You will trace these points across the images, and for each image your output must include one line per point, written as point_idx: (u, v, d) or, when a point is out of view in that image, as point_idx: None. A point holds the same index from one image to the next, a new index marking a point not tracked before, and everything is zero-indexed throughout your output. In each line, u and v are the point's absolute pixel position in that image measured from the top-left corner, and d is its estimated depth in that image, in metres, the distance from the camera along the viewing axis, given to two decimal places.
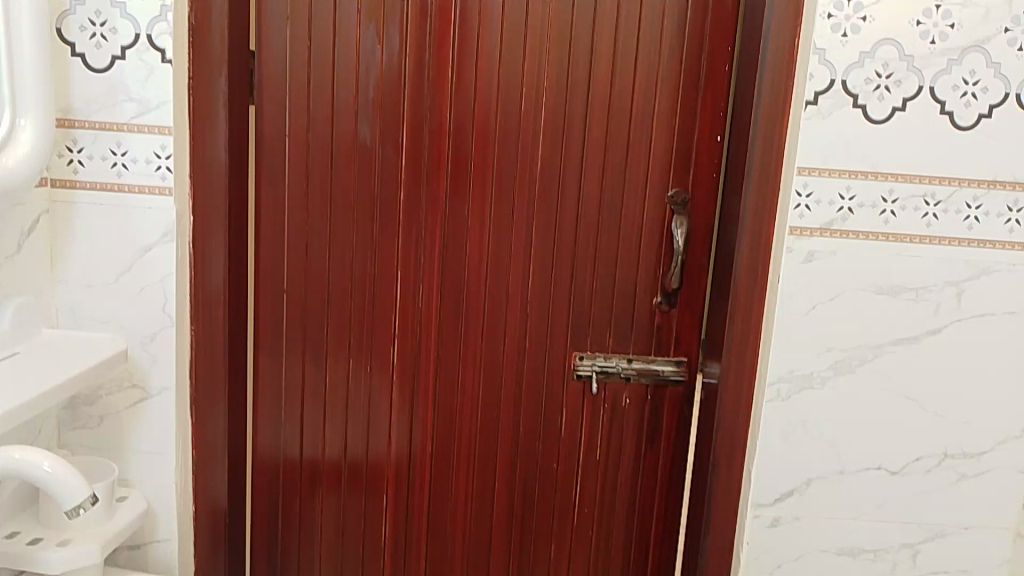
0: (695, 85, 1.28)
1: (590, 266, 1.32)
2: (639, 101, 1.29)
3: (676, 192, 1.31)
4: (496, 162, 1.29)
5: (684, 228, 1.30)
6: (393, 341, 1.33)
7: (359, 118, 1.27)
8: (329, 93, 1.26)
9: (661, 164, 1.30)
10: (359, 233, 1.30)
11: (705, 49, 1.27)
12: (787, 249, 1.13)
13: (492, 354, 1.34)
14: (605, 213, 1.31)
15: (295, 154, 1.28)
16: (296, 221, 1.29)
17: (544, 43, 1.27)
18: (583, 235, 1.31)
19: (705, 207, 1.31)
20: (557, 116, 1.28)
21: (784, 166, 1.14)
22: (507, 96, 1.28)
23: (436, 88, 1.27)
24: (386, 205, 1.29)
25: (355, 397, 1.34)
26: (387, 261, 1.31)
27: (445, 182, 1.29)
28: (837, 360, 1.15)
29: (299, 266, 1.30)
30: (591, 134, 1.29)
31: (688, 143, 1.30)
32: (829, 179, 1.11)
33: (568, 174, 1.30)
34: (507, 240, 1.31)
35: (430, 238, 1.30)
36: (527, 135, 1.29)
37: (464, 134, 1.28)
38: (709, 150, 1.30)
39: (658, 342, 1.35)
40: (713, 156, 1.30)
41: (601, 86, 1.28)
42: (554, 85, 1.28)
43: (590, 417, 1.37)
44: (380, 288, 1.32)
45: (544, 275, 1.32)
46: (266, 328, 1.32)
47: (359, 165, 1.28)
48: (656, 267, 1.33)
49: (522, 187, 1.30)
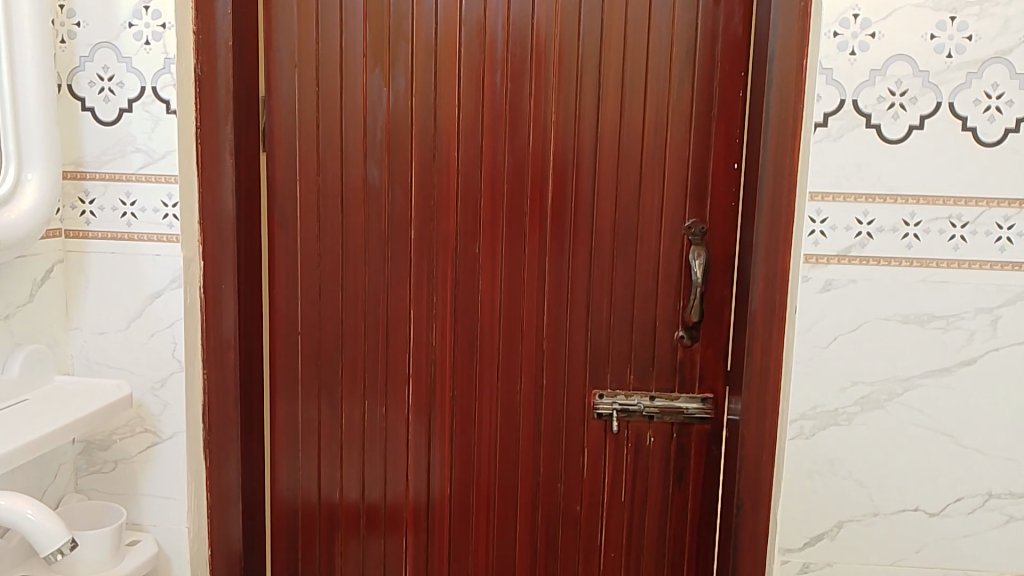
0: (705, 114, 1.25)
1: (605, 302, 1.29)
2: (650, 133, 1.26)
3: (692, 223, 1.27)
4: (505, 199, 1.28)
5: (702, 259, 1.26)
6: (407, 383, 1.32)
7: (368, 161, 1.28)
8: (339, 138, 1.27)
9: (676, 195, 1.27)
10: (373, 276, 1.30)
11: (717, 76, 1.24)
12: (802, 279, 1.08)
13: (510, 393, 1.32)
14: (618, 248, 1.28)
15: (306, 199, 1.29)
16: (310, 266, 1.30)
17: (550, 79, 1.25)
18: (598, 271, 1.29)
19: (724, 238, 1.27)
20: (566, 151, 1.27)
21: (798, 191, 1.09)
22: (515, 133, 1.27)
23: (443, 127, 1.27)
24: (397, 248, 1.29)
25: (372, 439, 1.34)
26: (400, 302, 1.31)
27: (455, 222, 1.29)
28: (864, 394, 1.08)
29: (315, 310, 1.31)
30: (601, 168, 1.27)
31: (704, 172, 1.27)
32: (844, 203, 1.06)
33: (580, 209, 1.28)
34: (519, 277, 1.29)
35: (443, 278, 1.30)
36: (536, 172, 1.27)
37: (472, 173, 1.28)
38: (725, 179, 1.26)
39: (681, 379, 1.31)
40: (731, 185, 1.26)
41: (610, 119, 1.26)
42: (561, 120, 1.26)
43: (613, 457, 1.33)
44: (393, 330, 1.31)
45: (559, 312, 1.30)
46: (281, 371, 1.33)
47: (367, 208, 1.29)
48: (674, 300, 1.29)
49: (532, 224, 1.28)
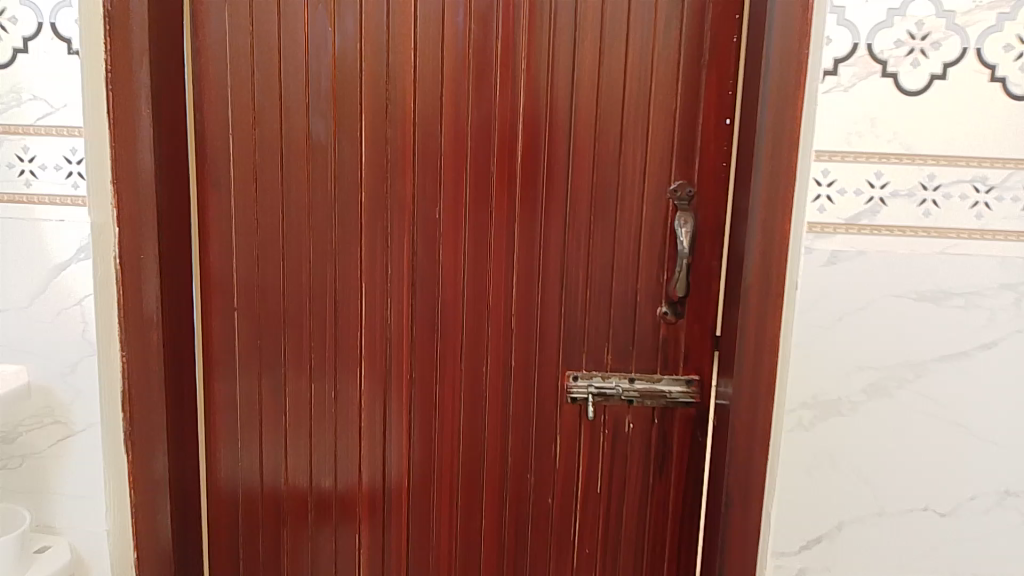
0: (693, 62, 1.11)
1: (579, 274, 1.16)
2: (632, 83, 1.12)
3: (677, 186, 1.14)
4: (467, 159, 1.13)
5: (689, 228, 1.12)
6: (360, 363, 1.19)
7: (310, 113, 1.12)
8: (278, 86, 1.12)
9: (659, 154, 1.13)
10: (319, 245, 1.16)
11: (708, 19, 1.10)
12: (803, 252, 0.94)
13: (475, 373, 1.19)
14: (596, 214, 1.15)
15: (241, 156, 1.14)
16: (248, 232, 1.16)
17: (519, 20, 1.10)
18: (573, 239, 1.15)
19: (712, 203, 1.14)
20: (537, 104, 1.12)
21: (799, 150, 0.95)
22: (479, 82, 1.12)
23: (399, 76, 1.11)
24: (345, 212, 1.15)
25: (321, 424, 1.21)
26: (350, 273, 1.16)
27: (412, 184, 1.14)
28: (871, 382, 0.96)
29: (255, 282, 1.17)
30: (577, 124, 1.12)
31: (692, 128, 1.12)
32: (856, 164, 0.92)
33: (552, 169, 1.14)
34: (484, 246, 1.15)
35: (399, 247, 1.15)
36: (503, 127, 1.13)
37: (432, 129, 1.13)
38: (716, 136, 1.13)
39: (664, 359, 1.18)
40: (722, 143, 1.12)
41: (587, 67, 1.11)
42: (532, 69, 1.11)
43: (589, 445, 1.20)
44: (342, 304, 1.17)
45: (529, 284, 1.16)
46: (217, 350, 1.19)
47: (311, 167, 1.14)
48: (655, 271, 1.16)
49: (498, 186, 1.14)
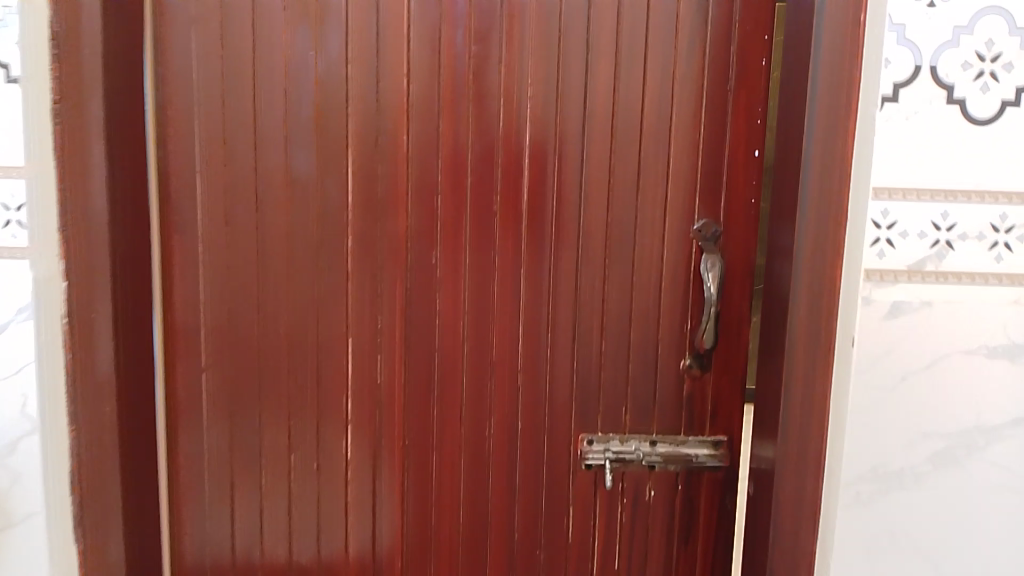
0: (717, 87, 1.00)
1: (593, 323, 1.04)
2: (651, 111, 1.00)
3: (703, 224, 1.02)
4: (468, 196, 1.01)
5: (717, 271, 1.01)
6: (346, 427, 1.05)
7: (289, 146, 0.99)
8: (252, 115, 0.99)
9: (681, 189, 1.02)
10: (300, 294, 1.02)
11: (735, 40, 0.99)
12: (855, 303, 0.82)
13: (477, 436, 1.06)
14: (611, 256, 1.02)
15: (211, 195, 1.00)
16: (219, 280, 1.02)
17: (525, 41, 0.98)
18: (586, 284, 1.03)
19: (740, 243, 1.03)
20: (544, 134, 1.00)
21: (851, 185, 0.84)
22: (480, 111, 0.99)
23: (390, 104, 0.99)
24: (329, 257, 1.01)
25: (303, 495, 1.06)
26: (335, 325, 1.03)
27: (406, 224, 1.01)
28: (938, 449, 0.84)
29: (226, 336, 1.03)
30: (590, 156, 1.01)
31: (717, 160, 1.01)
32: (919, 202, 0.80)
33: (562, 206, 1.01)
34: (486, 293, 1.03)
35: (391, 296, 1.02)
36: (508, 160, 1.00)
37: (428, 163, 1.00)
38: (745, 169, 1.02)
39: (689, 418, 1.06)
40: (750, 177, 1.02)
41: (601, 93, 0.99)
42: (539, 95, 0.99)
43: (606, 515, 1.07)
44: (325, 361, 1.03)
45: (537, 335, 1.04)
46: (182, 414, 1.05)
47: (289, 207, 1.00)
48: (676, 318, 1.04)
49: (502, 226, 1.01)
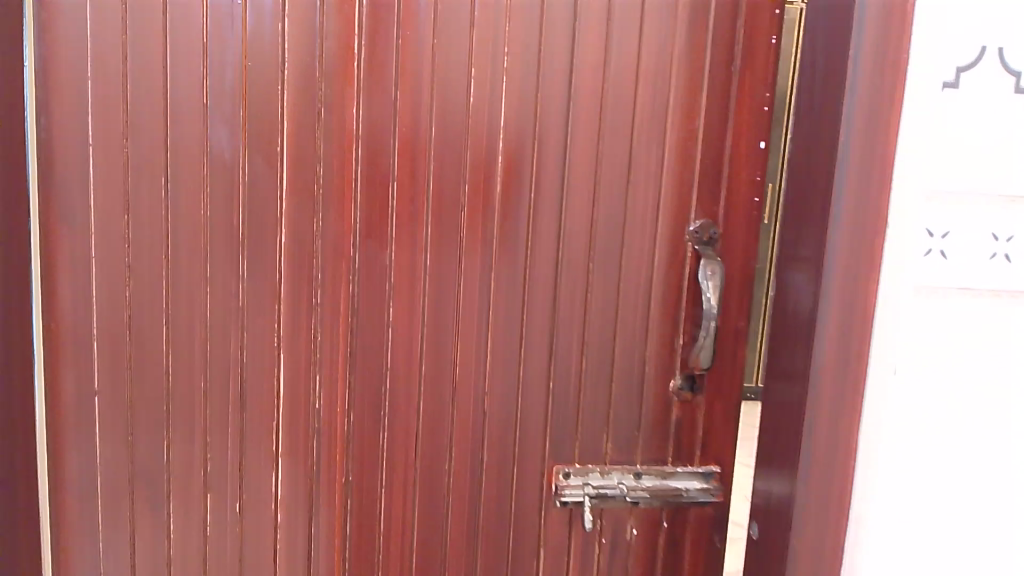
0: (721, 68, 0.86)
1: (572, 339, 0.89)
2: (645, 92, 0.85)
3: (701, 226, 0.88)
4: (428, 186, 0.84)
5: (717, 279, 0.87)
6: (275, 462, 0.87)
7: (209, 119, 0.80)
8: (162, 77, 0.79)
9: (677, 186, 0.87)
10: (219, 301, 0.83)
11: (741, 16, 0.85)
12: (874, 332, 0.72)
13: (433, 472, 0.89)
14: (594, 262, 0.88)
15: (106, 179, 0.80)
16: (116, 283, 0.82)
17: (501, 2, 0.82)
18: (565, 294, 0.88)
19: (740, 248, 0.89)
20: (521, 115, 0.84)
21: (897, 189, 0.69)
22: (445, 84, 0.83)
23: (335, 73, 0.81)
24: (256, 257, 0.83)
25: (221, 545, 0.88)
26: (263, 340, 0.84)
27: (353, 218, 0.83)
28: (978, 496, 0.72)
29: (124, 354, 0.83)
30: (574, 143, 0.85)
31: (718, 152, 0.87)
32: (976, 209, 0.68)
33: (540, 202, 0.86)
34: (448, 302, 0.86)
35: (333, 306, 0.85)
36: (478, 145, 0.84)
37: (381, 145, 0.83)
38: (747, 165, 0.88)
39: (677, 447, 0.92)
40: (753, 174, 0.88)
41: (588, 69, 0.84)
42: (516, 68, 0.83)
43: (580, 559, 0.93)
44: (250, 383, 0.85)
45: (507, 354, 0.88)
46: (68, 448, 0.85)
47: (207, 194, 0.81)
48: (664, 334, 0.90)
49: (470, 224, 0.85)
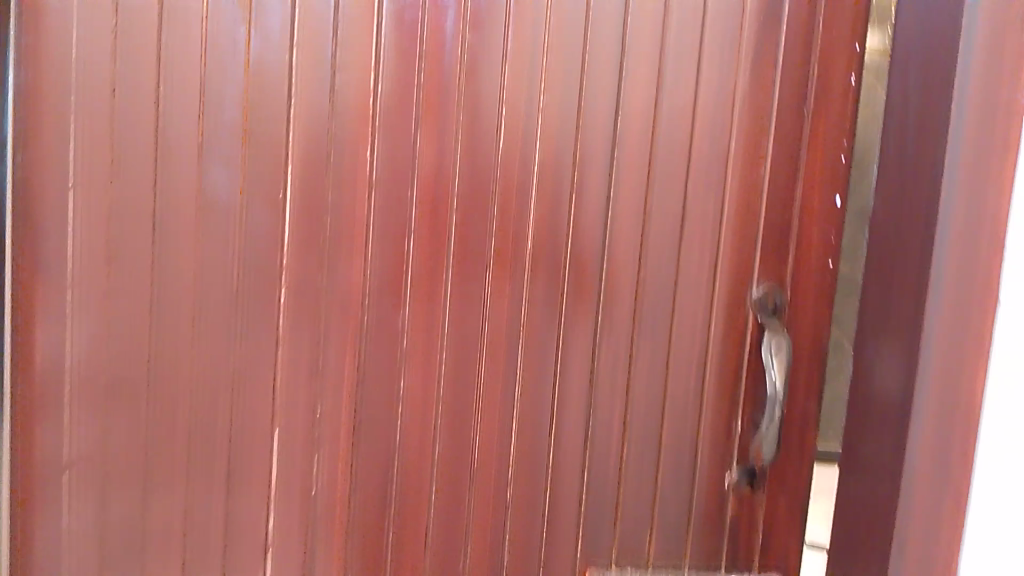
0: (791, 111, 0.75)
1: (614, 416, 0.76)
2: (701, 138, 0.75)
3: (764, 292, 0.77)
4: (451, 239, 0.74)
5: (784, 360, 0.75)
6: (266, 549, 0.76)
7: (205, 159, 0.71)
8: (153, 112, 0.70)
9: (737, 245, 0.76)
10: (209, 364, 0.73)
11: (814, 53, 0.74)
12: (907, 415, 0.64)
13: (446, 566, 0.77)
14: (641, 329, 0.76)
15: (88, 221, 0.71)
16: (95, 340, 0.72)
17: (538, 32, 0.72)
18: (605, 364, 0.76)
19: (811, 318, 0.78)
20: (559, 161, 0.74)
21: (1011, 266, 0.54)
22: (473, 124, 0.72)
23: (349, 108, 0.71)
24: (251, 315, 0.73)
25: None
26: (257, 409, 0.74)
27: (363, 273, 0.73)
28: None
29: (101, 420, 0.73)
30: (619, 193, 0.74)
31: (785, 207, 0.76)
32: None
33: (578, 259, 0.75)
34: (469, 372, 0.75)
35: (338, 372, 0.74)
36: (508, 193, 0.73)
37: (397, 191, 0.72)
38: (819, 222, 0.76)
39: (732, 549, 0.79)
40: (826, 233, 0.77)
41: (637, 110, 0.74)
42: (554, 108, 0.73)
43: None
44: (241, 457, 0.74)
45: (535, 433, 0.76)
46: (32, 526, 0.74)
47: (200, 243, 0.72)
48: (720, 415, 0.77)
49: (497, 283, 0.74)
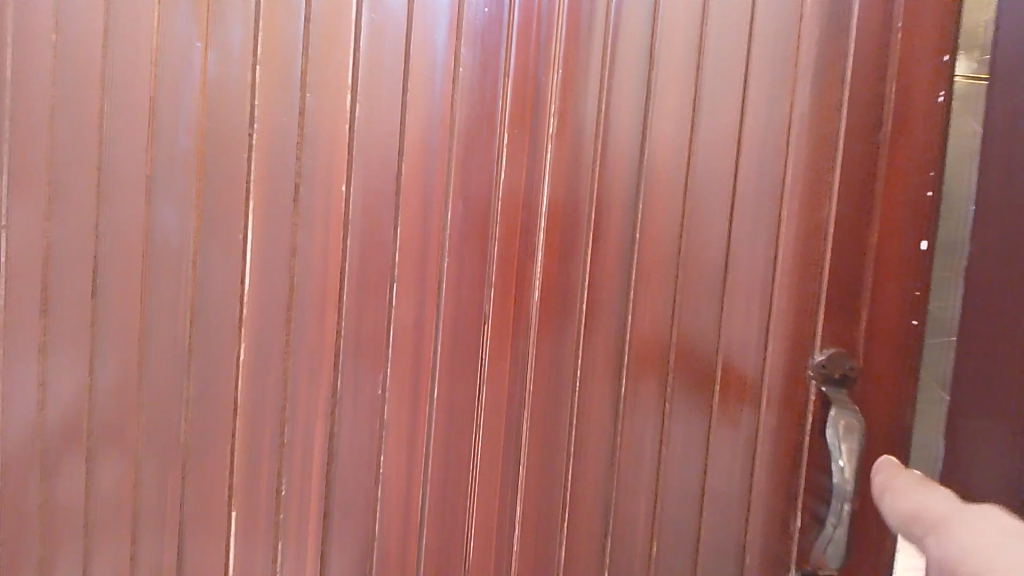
0: (861, 139, 0.62)
1: (641, 503, 0.64)
2: (746, 173, 0.62)
3: (829, 358, 0.63)
4: (442, 291, 0.61)
5: (854, 445, 0.61)
6: None
7: (153, 197, 0.60)
8: (97, 141, 0.60)
9: (793, 301, 0.63)
10: (154, 439, 0.61)
11: (892, 69, 0.61)
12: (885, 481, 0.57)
13: None
14: (673, 399, 0.63)
15: (17, 267, 0.60)
16: (21, 410, 0.61)
17: (547, 50, 0.61)
18: (630, 441, 0.64)
19: (887, 387, 0.64)
20: (572, 197, 0.62)
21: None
22: (468, 153, 0.61)
23: (324, 138, 0.60)
24: (203, 381, 0.61)
25: None
26: (210, 492, 0.62)
27: (336, 331, 0.61)
28: None
29: (26, 504, 0.61)
30: (646, 237, 0.62)
31: (855, 255, 0.63)
32: None
33: (595, 313, 0.63)
34: (463, 449, 0.63)
35: (306, 449, 0.62)
36: (511, 234, 0.62)
37: (377, 235, 0.61)
38: (899, 270, 0.63)
39: None
40: (906, 286, 0.63)
41: (667, 141, 0.62)
42: (568, 134, 0.62)
43: None
44: (189, 549, 0.62)
45: (543, 522, 0.64)
46: None
47: (146, 294, 0.60)
48: (772, 506, 0.64)
49: (497, 341, 0.62)
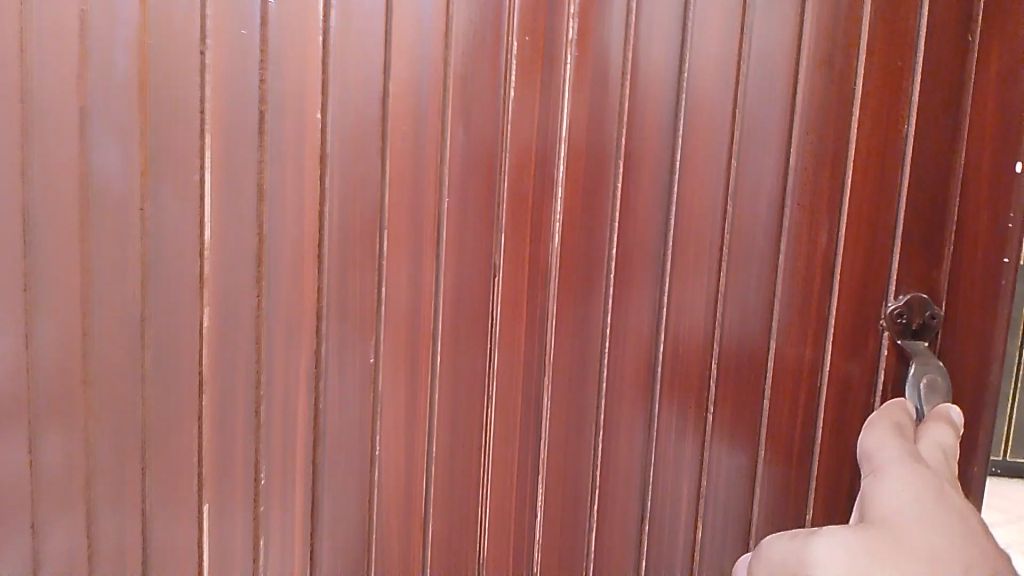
0: (951, 37, 0.50)
1: (684, 484, 0.54)
2: (809, 83, 0.51)
3: (908, 305, 0.52)
4: (441, 237, 0.51)
5: (939, 412, 0.50)
6: None
7: (87, 131, 0.50)
8: (16, 63, 0.49)
9: (864, 238, 0.52)
10: (105, 420, 0.52)
11: None
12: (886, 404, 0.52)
13: None
14: (721, 357, 0.53)
15: None
16: None
17: None
18: (670, 412, 0.54)
19: (976, 337, 0.53)
20: (598, 122, 0.51)
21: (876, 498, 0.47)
22: (468, 68, 0.50)
23: (291, 54, 0.49)
24: (160, 350, 0.52)
25: None
26: (176, 475, 0.53)
27: (317, 284, 0.51)
28: None
29: None
30: (687, 168, 0.52)
31: (938, 180, 0.51)
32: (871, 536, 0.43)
33: (626, 263, 0.52)
34: (472, 423, 0.53)
35: (286, 425, 0.52)
36: (523, 170, 0.51)
37: (362, 169, 0.50)
38: (990, 197, 0.51)
39: None
40: (998, 214, 0.51)
41: (713, 44, 0.50)
42: (591, 45, 0.50)
43: None
44: (153, 548, 0.54)
45: (569, 501, 0.54)
46: None
47: (85, 248, 0.51)
48: (834, 482, 0.54)
49: (510, 299, 0.52)
